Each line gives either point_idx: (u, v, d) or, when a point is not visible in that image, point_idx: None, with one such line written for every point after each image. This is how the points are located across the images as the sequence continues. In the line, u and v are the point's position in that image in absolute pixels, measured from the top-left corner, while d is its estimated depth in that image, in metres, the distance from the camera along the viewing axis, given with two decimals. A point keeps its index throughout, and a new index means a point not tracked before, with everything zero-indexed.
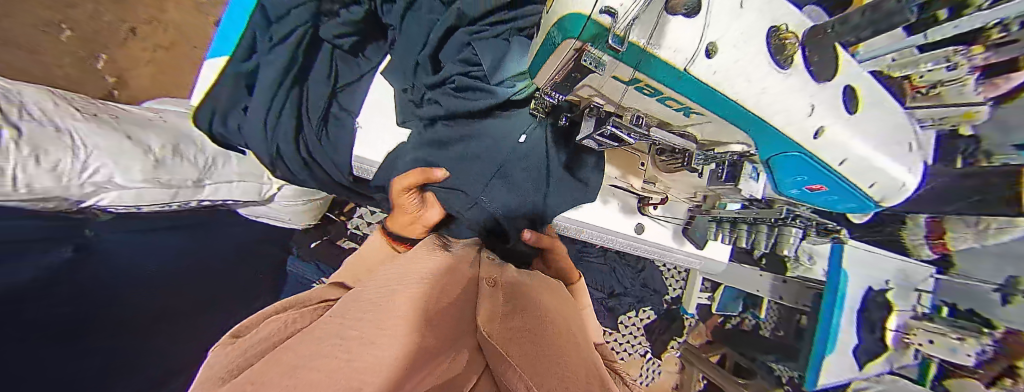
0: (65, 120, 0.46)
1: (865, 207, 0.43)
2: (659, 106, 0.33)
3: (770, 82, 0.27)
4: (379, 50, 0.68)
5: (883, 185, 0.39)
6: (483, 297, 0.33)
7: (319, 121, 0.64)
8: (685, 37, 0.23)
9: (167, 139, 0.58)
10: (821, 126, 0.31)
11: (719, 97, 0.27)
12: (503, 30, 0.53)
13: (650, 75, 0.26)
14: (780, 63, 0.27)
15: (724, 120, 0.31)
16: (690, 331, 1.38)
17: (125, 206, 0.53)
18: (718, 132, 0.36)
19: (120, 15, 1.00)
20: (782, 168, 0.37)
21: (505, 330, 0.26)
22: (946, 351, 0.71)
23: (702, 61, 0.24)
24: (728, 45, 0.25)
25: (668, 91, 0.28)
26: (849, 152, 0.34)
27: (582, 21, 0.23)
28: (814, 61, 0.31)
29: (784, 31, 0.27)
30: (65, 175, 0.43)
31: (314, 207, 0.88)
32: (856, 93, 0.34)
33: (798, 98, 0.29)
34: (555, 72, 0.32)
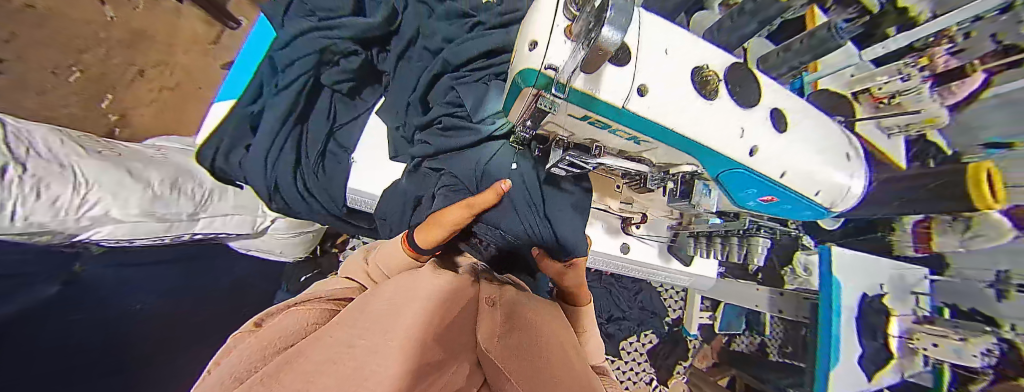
0: (71, 157, 0.48)
1: (821, 213, 0.45)
2: (612, 137, 0.38)
3: (699, 110, 0.32)
4: (375, 92, 0.72)
5: (828, 191, 0.41)
6: (482, 316, 0.32)
7: (317, 157, 0.66)
8: (618, 83, 0.29)
9: (167, 175, 0.61)
10: (755, 146, 0.35)
11: (660, 127, 0.32)
12: (483, 74, 0.58)
13: (599, 113, 0.31)
14: (704, 95, 0.33)
15: (663, 144, 0.35)
16: (695, 353, 1.30)
17: (119, 239, 0.54)
18: (666, 155, 0.40)
19: (129, 59, 1.09)
20: (732, 183, 0.40)
21: (505, 348, 0.27)
22: (952, 354, 0.68)
23: (636, 99, 0.29)
24: (656, 86, 0.30)
25: (617, 124, 0.33)
26: (787, 165, 0.37)
27: (534, 74, 0.29)
28: (736, 91, 0.36)
29: (705, 71, 0.34)
30: (62, 210, 0.44)
31: (305, 241, 0.88)
32: (783, 114, 0.39)
33: (728, 121, 0.34)
34: (524, 111, 0.37)
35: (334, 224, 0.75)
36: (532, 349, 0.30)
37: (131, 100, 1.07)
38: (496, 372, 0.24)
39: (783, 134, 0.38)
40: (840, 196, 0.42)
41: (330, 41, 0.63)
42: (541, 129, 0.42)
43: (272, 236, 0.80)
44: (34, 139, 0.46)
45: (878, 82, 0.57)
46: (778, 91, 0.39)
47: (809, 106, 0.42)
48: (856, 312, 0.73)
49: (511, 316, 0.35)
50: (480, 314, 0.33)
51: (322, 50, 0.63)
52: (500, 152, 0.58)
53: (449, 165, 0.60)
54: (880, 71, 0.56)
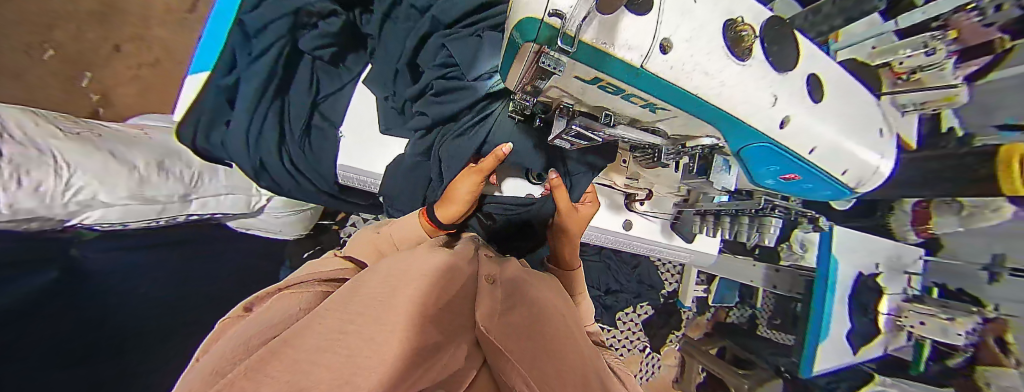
0: (47, 140, 0.46)
1: (842, 194, 0.44)
2: (626, 103, 0.35)
3: (729, 73, 0.29)
4: (360, 59, 0.67)
5: (856, 171, 0.39)
6: (482, 293, 0.32)
7: (302, 132, 0.63)
8: (635, 37, 0.26)
9: (152, 156, 0.59)
10: (786, 116, 0.33)
11: (681, 90, 0.29)
12: (471, 29, 0.55)
13: (610, 74, 0.28)
14: (739, 55, 0.30)
15: (688, 112, 0.33)
16: (689, 325, 1.37)
17: (110, 223, 0.53)
18: (684, 126, 0.37)
19: (103, 34, 1.02)
20: (755, 160, 0.38)
21: (503, 326, 0.27)
22: (938, 332, 0.72)
23: (657, 57, 0.27)
24: (680, 42, 0.27)
25: (630, 88, 0.30)
26: (817, 140, 0.36)
27: (536, 25, 0.25)
28: (775, 51, 0.32)
29: (740, 23, 0.30)
30: (48, 195, 0.43)
31: (304, 219, 0.88)
32: (821, 80, 0.36)
33: (758, 87, 0.31)
34: (524, 75, 0.35)
35: (329, 203, 0.74)
36: (534, 327, 0.30)
37: (112, 78, 1.03)
38: (501, 360, 0.23)
39: (820, 105, 0.35)
40: (861, 173, 0.40)
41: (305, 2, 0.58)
42: (542, 96, 0.39)
43: (269, 215, 0.80)
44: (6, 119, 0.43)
45: (898, 56, 0.56)
46: (816, 57, 0.36)
47: (845, 74, 0.38)
48: (849, 290, 0.74)
49: (513, 294, 0.35)
50: (480, 291, 0.32)
51: (297, 12, 0.58)
52: (500, 124, 0.55)
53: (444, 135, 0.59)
54: (903, 44, 0.55)
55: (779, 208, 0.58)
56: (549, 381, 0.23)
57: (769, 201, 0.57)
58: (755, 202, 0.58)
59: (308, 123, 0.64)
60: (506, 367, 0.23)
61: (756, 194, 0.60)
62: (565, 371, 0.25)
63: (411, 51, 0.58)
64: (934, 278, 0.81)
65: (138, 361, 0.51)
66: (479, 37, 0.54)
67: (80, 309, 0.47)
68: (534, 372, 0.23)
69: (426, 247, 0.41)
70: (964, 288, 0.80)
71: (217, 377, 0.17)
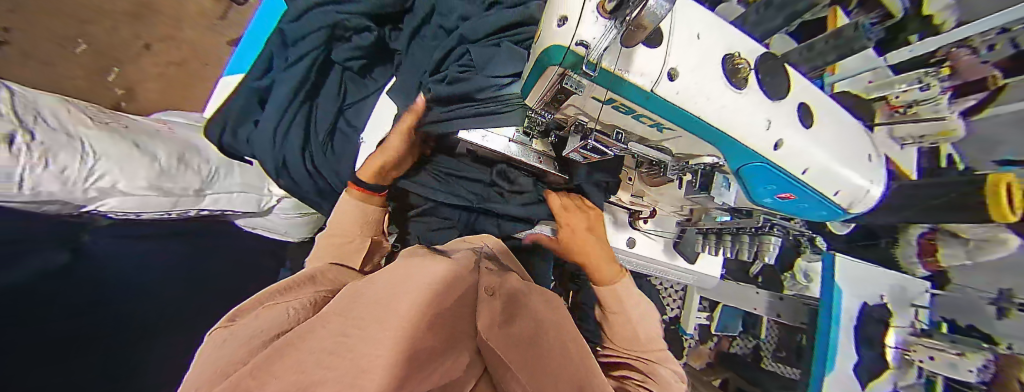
0: (77, 126, 0.48)
1: (836, 214, 0.44)
2: (636, 123, 0.37)
3: (728, 99, 0.32)
4: (386, 72, 0.71)
5: (848, 192, 0.41)
6: (480, 302, 0.29)
7: (326, 135, 0.66)
8: (648, 64, 0.28)
9: (174, 149, 0.60)
10: (780, 139, 0.35)
11: (685, 113, 0.31)
12: (497, 40, 0.57)
13: (623, 97, 0.31)
14: (734, 84, 0.32)
15: (694, 135, 0.35)
16: (690, 353, 1.32)
17: (125, 213, 0.54)
18: (690, 145, 0.39)
19: (136, 33, 1.08)
20: (753, 178, 0.39)
21: (506, 338, 0.25)
22: (947, 367, 0.71)
23: (666, 83, 0.29)
24: (685, 72, 0.30)
25: (640, 109, 0.32)
26: (809, 161, 0.37)
27: (562, 52, 0.28)
28: (768, 81, 0.34)
29: (737, 57, 0.33)
30: (71, 180, 0.44)
31: (312, 222, 0.87)
32: (811, 110, 0.38)
33: (754, 112, 0.33)
34: (544, 94, 0.37)
35: None
36: (532, 341, 0.29)
37: (137, 74, 1.07)
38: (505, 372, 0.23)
39: (810, 129, 0.37)
40: (856, 195, 0.41)
41: (342, 16, 0.61)
42: (559, 114, 0.41)
43: (276, 214, 0.79)
44: (42, 107, 0.46)
45: (895, 91, 0.60)
46: (806, 88, 0.39)
47: (834, 105, 0.41)
48: (854, 320, 0.72)
49: (511, 303, 0.34)
50: (479, 300, 0.31)
51: (333, 25, 0.61)
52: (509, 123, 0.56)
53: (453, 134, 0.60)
54: (904, 77, 0.59)
55: (778, 227, 0.58)
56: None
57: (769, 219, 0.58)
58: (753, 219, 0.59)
59: (333, 126, 0.67)
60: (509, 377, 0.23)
61: (755, 213, 0.59)
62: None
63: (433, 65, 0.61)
64: (943, 314, 0.80)
65: None
66: (499, 46, 0.56)
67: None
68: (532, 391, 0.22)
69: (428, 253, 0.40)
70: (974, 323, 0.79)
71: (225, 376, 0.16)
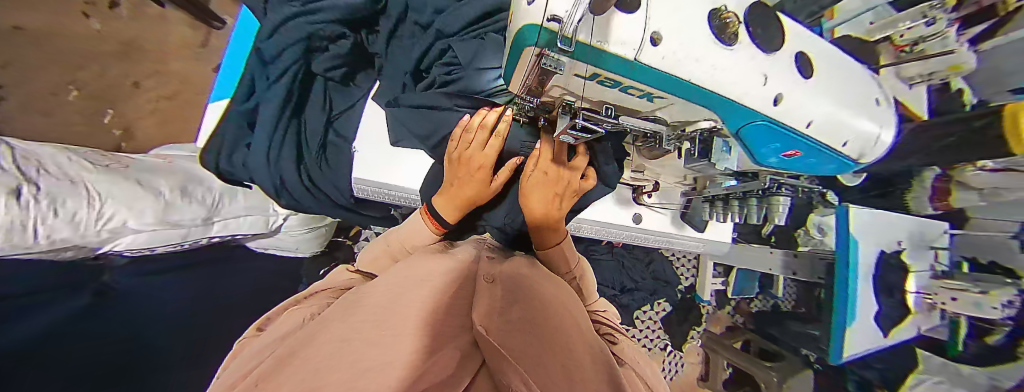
0: (81, 173, 0.49)
1: (846, 166, 0.40)
2: (624, 95, 0.33)
3: (719, 58, 0.27)
4: (369, 76, 0.71)
5: (857, 141, 0.36)
6: (480, 292, 0.36)
7: (318, 148, 0.67)
8: (631, 29, 0.24)
9: (176, 182, 0.62)
10: (779, 94, 0.30)
11: (676, 79, 0.27)
12: (476, 31, 0.57)
13: (604, 69, 0.26)
14: (724, 41, 0.27)
15: (689, 101, 0.30)
16: (710, 319, 1.34)
17: (140, 248, 0.55)
18: (682, 113, 0.34)
19: (125, 72, 1.09)
20: (755, 141, 0.34)
21: (505, 322, 0.29)
22: (972, 307, 0.69)
23: (649, 49, 0.25)
24: (671, 33, 0.25)
25: (630, 82, 0.28)
26: (813, 113, 0.33)
27: (536, 30, 0.24)
28: (759, 34, 0.29)
29: (723, 11, 0.28)
30: (82, 224, 0.45)
31: (319, 235, 0.90)
32: (810, 60, 0.33)
33: (750, 68, 0.28)
34: (527, 76, 0.33)
35: (344, 217, 0.76)
36: (534, 322, 0.31)
37: (132, 112, 1.09)
38: (499, 360, 0.23)
39: (810, 80, 0.32)
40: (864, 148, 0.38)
41: (315, 27, 0.59)
42: (545, 94, 0.38)
43: (285, 234, 0.82)
44: (42, 157, 0.47)
45: (899, 29, 0.55)
46: (801, 35, 0.33)
47: (829, 46, 0.36)
48: (873, 268, 0.71)
49: (513, 291, 0.38)
50: (480, 292, 0.36)
51: (309, 37, 0.60)
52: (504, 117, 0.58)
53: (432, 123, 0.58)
54: (902, 17, 0.54)
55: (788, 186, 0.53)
56: (550, 380, 0.22)
57: (776, 180, 0.53)
58: (762, 182, 0.53)
59: (325, 140, 0.68)
60: (504, 367, 0.22)
61: (761, 174, 0.54)
62: (560, 362, 0.25)
63: (422, 62, 0.61)
64: (965, 252, 0.80)
65: None
66: (483, 39, 0.56)
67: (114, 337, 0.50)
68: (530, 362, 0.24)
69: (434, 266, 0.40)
70: (996, 260, 0.78)
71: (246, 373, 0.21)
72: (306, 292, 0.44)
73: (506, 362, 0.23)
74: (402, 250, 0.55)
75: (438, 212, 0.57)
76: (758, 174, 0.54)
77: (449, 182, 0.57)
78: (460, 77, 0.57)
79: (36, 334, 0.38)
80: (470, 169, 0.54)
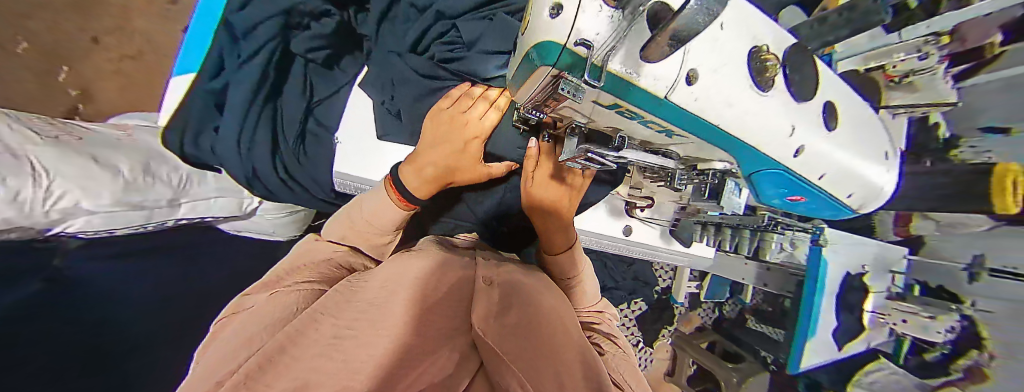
0: (24, 145, 0.44)
1: (843, 214, 0.42)
2: (641, 128, 0.31)
3: (752, 104, 0.25)
4: (356, 61, 0.65)
5: (861, 194, 0.37)
6: (478, 293, 0.37)
7: (296, 139, 0.62)
8: (670, 63, 0.21)
9: (137, 159, 0.57)
10: (802, 145, 0.29)
11: (702, 121, 0.25)
12: (484, 13, 0.52)
13: (629, 101, 0.24)
14: (761, 87, 0.25)
15: (706, 142, 0.29)
16: (681, 319, 1.41)
17: (97, 230, 0.52)
18: (697, 151, 0.34)
19: (81, 25, 1.00)
20: (763, 183, 0.34)
21: (501, 327, 0.31)
22: (920, 330, 0.65)
23: (683, 89, 0.22)
24: (709, 71, 0.22)
25: (650, 116, 0.26)
26: (830, 166, 0.32)
27: (558, 48, 0.20)
28: (796, 81, 0.28)
29: (764, 52, 0.25)
30: (27, 203, 0.41)
31: (299, 219, 0.86)
32: (835, 108, 0.32)
33: (780, 119, 0.27)
34: (534, 94, 0.30)
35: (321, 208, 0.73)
36: (530, 326, 0.33)
37: (91, 71, 1.01)
38: (498, 362, 0.27)
39: (834, 133, 0.31)
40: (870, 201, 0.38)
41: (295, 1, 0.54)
42: (553, 112, 0.35)
43: (262, 217, 0.78)
44: None
45: (892, 60, 0.48)
46: (833, 82, 0.33)
47: (855, 96, 0.36)
48: (838, 287, 0.68)
49: (511, 294, 0.38)
50: (477, 296, 0.36)
51: (287, 12, 0.54)
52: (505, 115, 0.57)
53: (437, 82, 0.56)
54: (900, 46, 0.46)
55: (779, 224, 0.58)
56: (542, 382, 0.24)
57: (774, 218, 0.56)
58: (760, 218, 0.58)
59: (303, 129, 0.63)
60: (503, 370, 0.25)
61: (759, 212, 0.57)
62: (556, 370, 0.27)
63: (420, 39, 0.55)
64: (919, 276, 0.70)
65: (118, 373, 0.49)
66: (491, 20, 0.51)
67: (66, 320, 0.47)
68: (527, 368, 0.25)
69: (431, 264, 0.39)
70: (943, 284, 0.68)
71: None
72: (291, 268, 0.44)
73: (507, 367, 0.25)
74: (366, 225, 0.49)
75: (402, 183, 0.50)
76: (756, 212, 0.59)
77: (429, 144, 0.52)
78: (462, 58, 0.54)
79: None
80: (457, 131, 0.50)
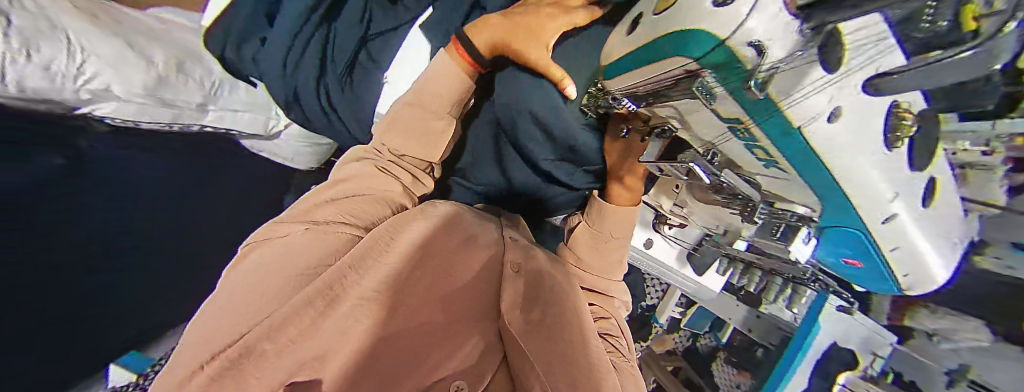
0: (59, 16, 0.42)
1: (889, 289, 0.40)
2: (741, 150, 0.27)
3: (873, 163, 0.21)
4: (420, 0, 0.59)
5: (920, 280, 0.35)
6: (505, 281, 0.37)
7: (345, 67, 0.59)
8: (827, 95, 0.17)
9: (172, 54, 0.55)
10: (896, 213, 0.26)
11: (823, 165, 0.21)
12: None
13: (758, 122, 0.21)
14: (888, 143, 0.21)
15: (802, 180, 0.25)
16: (655, 338, 1.43)
17: (125, 120, 0.51)
18: (783, 189, 0.30)
19: None
20: (831, 234, 0.34)
21: (526, 325, 0.33)
22: None
23: (821, 124, 0.18)
24: (859, 112, 0.18)
25: (766, 142, 0.22)
26: (907, 241, 0.30)
27: (710, 45, 0.17)
28: (924, 144, 0.24)
29: (902, 108, 0.20)
30: (58, 77, 0.41)
31: (318, 153, 0.84)
32: (934, 187, 0.27)
33: (887, 183, 0.23)
34: (641, 82, 0.28)
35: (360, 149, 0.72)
36: (551, 324, 0.34)
37: None
38: (524, 364, 0.30)
39: (926, 210, 0.28)
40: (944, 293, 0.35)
41: None
42: (650, 107, 0.32)
43: (286, 141, 0.77)
44: None
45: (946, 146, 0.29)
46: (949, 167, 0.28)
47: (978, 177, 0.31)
48: (819, 357, 0.50)
49: (536, 285, 0.39)
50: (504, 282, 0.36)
51: None
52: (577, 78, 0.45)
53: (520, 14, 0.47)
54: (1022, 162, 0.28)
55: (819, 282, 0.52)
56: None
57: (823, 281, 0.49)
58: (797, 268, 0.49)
59: (353, 60, 0.60)
60: (529, 373, 0.29)
61: None
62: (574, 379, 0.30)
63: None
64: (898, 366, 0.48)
65: None
66: None
67: None
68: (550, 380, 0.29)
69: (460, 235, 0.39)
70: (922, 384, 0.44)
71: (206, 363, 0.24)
72: (325, 196, 0.42)
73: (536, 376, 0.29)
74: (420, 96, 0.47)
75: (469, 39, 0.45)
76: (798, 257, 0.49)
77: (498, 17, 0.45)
78: None
79: None
80: (541, 13, 0.42)
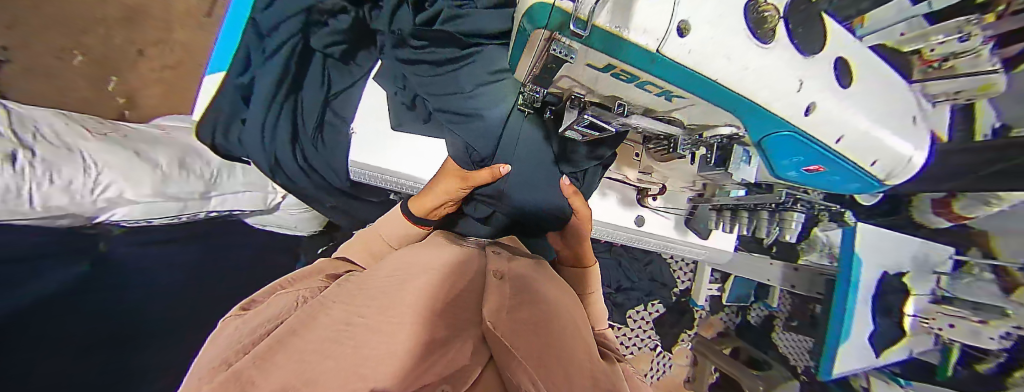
0: (77, 140, 0.49)
1: (870, 187, 0.39)
2: (639, 92, 0.31)
3: (752, 57, 0.24)
4: (370, 56, 0.67)
5: (887, 162, 0.35)
6: (490, 289, 0.35)
7: (314, 129, 0.65)
8: (654, 13, 0.20)
9: (173, 154, 0.61)
10: (812, 102, 0.28)
11: (699, 78, 0.24)
12: None
13: (626, 62, 0.24)
14: (760, 38, 0.24)
15: (708, 102, 0.27)
16: (702, 323, 1.35)
17: (137, 219, 0.56)
18: (702, 116, 0.33)
19: (129, 38, 1.08)
20: (776, 151, 0.32)
21: (512, 321, 0.28)
22: (968, 335, 0.68)
23: (673, 42, 0.21)
24: (703, 23, 0.22)
25: (645, 76, 0.26)
26: (846, 128, 0.30)
27: (548, 9, 0.22)
28: (799, 33, 0.27)
29: (762, 3, 0.25)
30: (78, 192, 0.45)
31: (316, 216, 0.90)
32: (849, 66, 0.30)
33: (783, 74, 0.26)
34: (533, 66, 0.32)
35: (340, 200, 0.77)
36: (540, 324, 0.31)
37: (136, 81, 1.09)
38: (509, 358, 0.24)
39: (849, 89, 0.30)
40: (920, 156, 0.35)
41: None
42: (556, 85, 0.36)
43: (285, 211, 0.82)
44: (38, 122, 0.46)
45: (930, 43, 0.45)
46: (845, 39, 0.31)
47: (877, 60, 0.34)
48: (873, 288, 0.69)
49: (521, 290, 0.37)
50: (490, 288, 0.35)
51: (309, 8, 0.58)
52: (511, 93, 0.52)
53: (451, 52, 0.54)
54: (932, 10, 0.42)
55: (805, 201, 0.52)
56: (554, 379, 0.22)
57: (791, 194, 0.51)
58: (776, 195, 0.51)
59: (322, 120, 0.66)
60: (512, 363, 0.23)
61: (776, 187, 0.53)
62: (569, 373, 0.24)
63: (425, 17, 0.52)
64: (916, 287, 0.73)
65: (133, 364, 0.50)
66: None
67: (117, 303, 0.51)
68: (539, 368, 0.22)
69: (432, 249, 0.42)
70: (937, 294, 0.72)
71: (219, 370, 0.20)
72: (291, 277, 0.42)
73: (518, 362, 0.22)
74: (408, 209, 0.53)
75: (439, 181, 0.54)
76: (775, 186, 0.52)
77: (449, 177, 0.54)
78: (466, 13, 0.49)
79: (23, 301, 0.39)
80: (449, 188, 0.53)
